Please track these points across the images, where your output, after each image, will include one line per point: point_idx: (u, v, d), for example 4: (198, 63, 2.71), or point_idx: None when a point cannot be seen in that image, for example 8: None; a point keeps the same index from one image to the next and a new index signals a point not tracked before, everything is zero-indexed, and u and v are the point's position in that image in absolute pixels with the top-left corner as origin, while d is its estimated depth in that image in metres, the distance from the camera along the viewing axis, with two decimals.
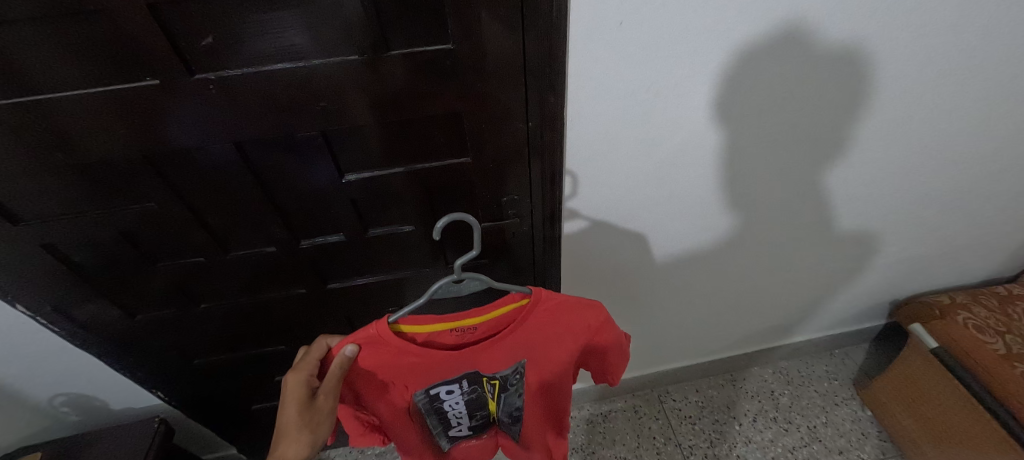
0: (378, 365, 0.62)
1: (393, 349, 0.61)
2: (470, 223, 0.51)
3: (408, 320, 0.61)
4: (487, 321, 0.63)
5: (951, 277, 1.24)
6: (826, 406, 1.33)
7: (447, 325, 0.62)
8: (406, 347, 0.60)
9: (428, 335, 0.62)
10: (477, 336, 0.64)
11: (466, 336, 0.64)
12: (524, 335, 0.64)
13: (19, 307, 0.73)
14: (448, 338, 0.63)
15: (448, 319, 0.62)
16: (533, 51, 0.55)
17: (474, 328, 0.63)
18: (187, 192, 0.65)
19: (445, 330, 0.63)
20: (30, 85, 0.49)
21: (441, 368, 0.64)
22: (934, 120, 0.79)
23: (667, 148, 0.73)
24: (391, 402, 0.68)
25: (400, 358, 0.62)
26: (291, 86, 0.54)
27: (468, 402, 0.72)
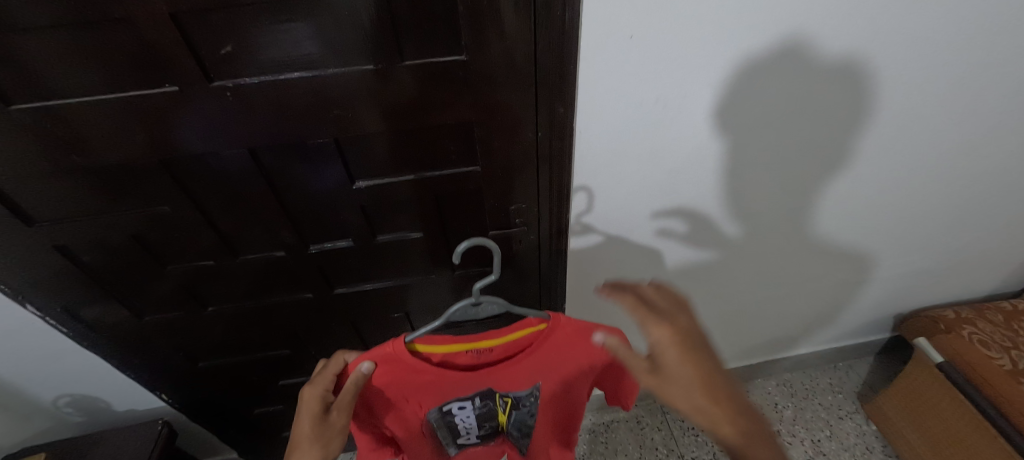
0: (392, 381, 0.63)
1: (409, 367, 0.61)
2: (489, 248, 0.51)
3: (424, 340, 0.62)
4: (502, 344, 0.64)
5: (956, 291, 1.23)
6: (830, 420, 1.32)
7: (463, 345, 0.63)
8: (422, 366, 0.61)
9: (443, 355, 0.63)
10: (492, 358, 0.64)
11: (480, 357, 0.64)
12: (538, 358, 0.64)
13: (29, 307, 0.74)
14: (463, 358, 0.64)
15: (464, 340, 0.63)
16: (544, 63, 0.56)
17: (488, 350, 0.64)
18: (199, 196, 0.65)
19: (461, 352, 0.63)
20: (52, 89, 0.50)
21: (455, 386, 0.65)
22: (938, 134, 0.80)
23: (674, 159, 0.74)
24: (403, 418, 0.68)
25: (414, 376, 0.62)
26: (306, 94, 0.55)
27: (479, 416, 0.71)
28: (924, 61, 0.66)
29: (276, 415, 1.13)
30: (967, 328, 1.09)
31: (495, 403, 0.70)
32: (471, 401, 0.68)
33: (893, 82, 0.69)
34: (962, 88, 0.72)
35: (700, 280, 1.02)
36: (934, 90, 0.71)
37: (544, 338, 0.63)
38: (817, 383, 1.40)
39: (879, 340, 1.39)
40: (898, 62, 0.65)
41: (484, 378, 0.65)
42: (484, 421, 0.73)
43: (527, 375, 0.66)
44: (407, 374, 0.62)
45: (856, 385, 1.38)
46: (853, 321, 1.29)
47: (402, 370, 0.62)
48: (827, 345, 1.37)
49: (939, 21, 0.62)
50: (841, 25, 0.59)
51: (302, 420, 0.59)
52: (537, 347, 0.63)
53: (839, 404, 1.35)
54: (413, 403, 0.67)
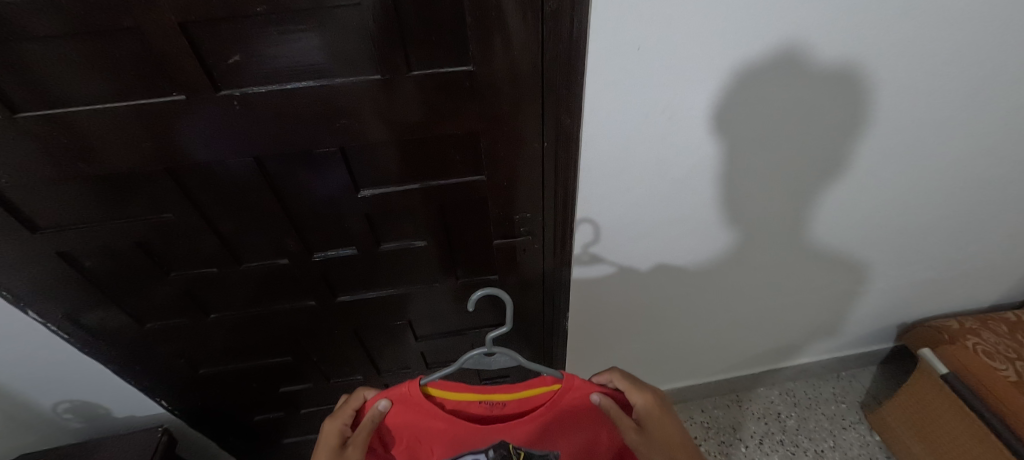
0: (406, 423, 0.63)
1: (422, 410, 0.62)
2: (504, 300, 0.56)
3: (439, 386, 0.63)
4: (516, 399, 0.64)
5: (960, 301, 1.23)
6: (833, 430, 1.32)
7: (477, 396, 0.64)
8: (434, 410, 0.62)
9: (456, 403, 0.64)
10: (506, 411, 0.65)
11: (493, 410, 0.65)
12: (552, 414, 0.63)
13: (30, 313, 0.73)
14: (475, 408, 0.64)
15: (478, 391, 0.63)
16: (552, 75, 0.56)
17: (502, 404, 0.64)
18: (204, 203, 0.65)
19: (475, 402, 0.64)
20: (59, 98, 0.50)
21: (468, 437, 0.64)
22: (941, 145, 0.80)
23: (680, 169, 0.74)
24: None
25: (427, 419, 0.63)
26: (313, 103, 0.55)
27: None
28: (927, 72, 0.67)
29: (276, 422, 1.12)
30: (972, 339, 1.08)
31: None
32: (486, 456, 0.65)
33: (897, 93, 0.69)
34: (965, 100, 0.73)
35: (703, 289, 1.02)
36: (937, 102, 0.72)
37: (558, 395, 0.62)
38: (821, 392, 1.39)
39: (883, 349, 1.38)
40: (902, 74, 0.66)
41: (498, 433, 0.64)
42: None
43: (541, 430, 0.65)
44: (421, 418, 0.63)
45: (859, 395, 1.37)
46: (856, 331, 1.29)
47: (415, 413, 0.62)
48: (830, 354, 1.36)
49: (943, 33, 0.62)
50: (848, 36, 0.59)
51: (319, 456, 0.58)
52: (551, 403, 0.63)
53: (843, 413, 1.34)
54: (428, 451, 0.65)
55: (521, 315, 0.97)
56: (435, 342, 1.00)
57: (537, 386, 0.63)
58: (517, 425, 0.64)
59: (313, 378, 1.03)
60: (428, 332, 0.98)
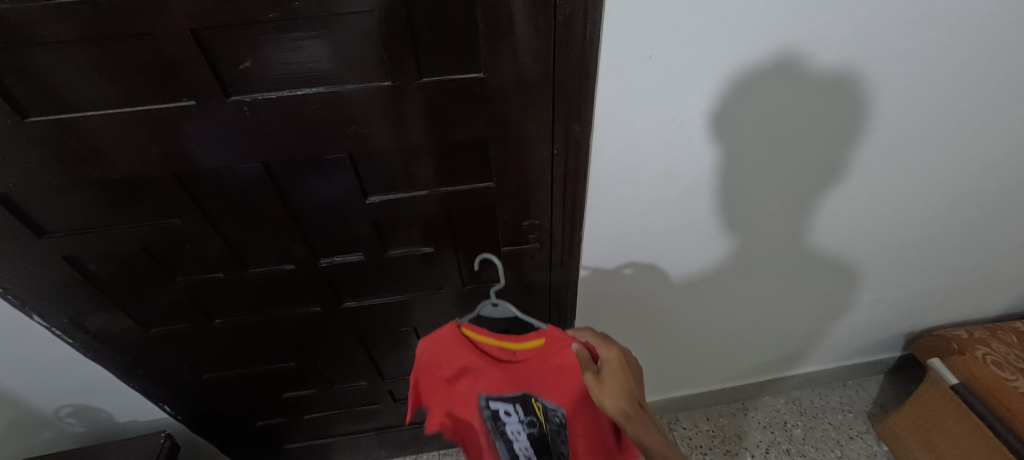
0: (437, 358, 0.68)
1: (450, 346, 0.66)
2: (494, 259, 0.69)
3: (466, 327, 0.67)
4: (530, 348, 0.65)
5: (969, 310, 1.22)
6: (840, 440, 1.30)
7: (497, 342, 0.66)
8: (459, 346, 0.66)
9: (481, 345, 0.67)
10: (514, 361, 0.67)
11: (510, 357, 0.67)
12: (553, 365, 0.65)
13: (35, 318, 0.73)
14: (497, 352, 0.67)
15: (499, 337, 0.66)
16: (563, 82, 0.56)
17: (512, 353, 0.67)
18: (211, 208, 0.65)
19: (490, 347, 0.67)
20: (72, 103, 0.50)
21: (481, 382, 0.68)
22: (952, 153, 0.80)
23: (690, 177, 0.74)
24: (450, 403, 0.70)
25: (448, 359, 0.67)
26: (323, 109, 0.55)
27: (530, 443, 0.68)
28: (937, 81, 0.67)
29: (277, 428, 1.11)
30: (981, 348, 1.08)
31: (540, 425, 0.67)
32: (518, 413, 0.68)
33: (909, 101, 0.69)
34: (976, 108, 0.72)
35: (710, 296, 1.01)
36: (947, 111, 0.72)
37: (557, 348, 0.63)
38: (827, 401, 1.38)
39: (890, 358, 1.37)
40: (912, 82, 0.66)
41: (508, 378, 0.67)
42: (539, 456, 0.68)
43: (547, 380, 0.66)
44: (443, 358, 0.67)
45: (866, 404, 1.36)
46: (864, 339, 1.28)
47: (435, 353, 0.67)
48: (837, 362, 1.35)
49: (955, 43, 0.62)
50: (861, 45, 0.59)
51: None
52: (552, 353, 0.64)
53: (849, 423, 1.33)
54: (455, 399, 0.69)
55: (527, 322, 0.96)
56: None
57: (539, 339, 0.65)
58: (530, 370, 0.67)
59: (316, 385, 1.02)
60: None
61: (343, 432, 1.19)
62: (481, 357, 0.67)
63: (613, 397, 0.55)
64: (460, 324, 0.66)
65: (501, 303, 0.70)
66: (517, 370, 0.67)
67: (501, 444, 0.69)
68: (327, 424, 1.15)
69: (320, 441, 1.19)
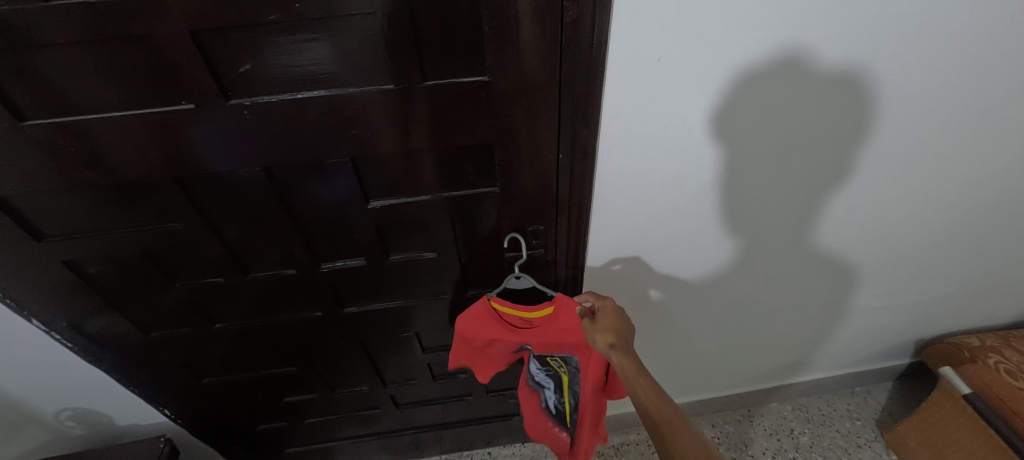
0: (472, 328, 0.78)
1: (480, 318, 0.76)
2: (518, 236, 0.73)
3: (493, 302, 0.75)
4: (544, 316, 0.74)
5: (981, 318, 1.20)
6: (849, 448, 1.28)
7: (517, 312, 0.75)
8: (488, 318, 0.76)
9: (506, 315, 0.76)
10: (533, 327, 0.77)
11: (529, 322, 0.76)
12: (564, 329, 0.74)
13: (34, 322, 0.72)
14: (518, 320, 0.77)
15: (519, 309, 0.75)
16: (570, 84, 0.54)
17: (529, 319, 0.76)
18: (210, 212, 0.64)
19: (512, 316, 0.77)
20: (70, 106, 0.50)
21: (510, 342, 0.81)
22: (967, 157, 0.78)
23: (698, 181, 0.72)
24: (488, 356, 0.84)
25: (480, 330, 0.78)
26: (325, 113, 0.54)
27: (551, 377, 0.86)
28: (952, 83, 0.65)
29: (279, 432, 1.10)
30: (994, 356, 1.04)
31: (554, 368, 0.84)
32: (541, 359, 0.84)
33: (923, 104, 0.67)
34: (993, 112, 0.71)
35: (717, 301, 1.00)
36: (962, 114, 0.70)
37: (566, 315, 0.72)
38: (834, 408, 1.36)
39: (899, 365, 1.35)
40: (926, 84, 0.64)
41: (530, 338, 0.79)
42: (556, 386, 0.86)
43: (561, 338, 0.77)
44: (476, 331, 0.79)
45: (874, 412, 1.34)
46: (873, 346, 1.26)
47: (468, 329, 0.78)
48: (845, 369, 1.33)
49: (972, 45, 0.60)
50: (875, 45, 0.58)
51: None
52: (560, 319, 0.73)
53: (857, 431, 1.31)
54: (490, 355, 0.84)
55: None
56: (443, 353, 0.98)
57: (550, 306, 0.73)
58: (545, 332, 0.77)
59: (317, 389, 1.01)
60: (435, 343, 0.96)
61: (345, 436, 1.18)
62: (505, 327, 0.77)
63: (601, 333, 0.65)
64: (489, 300, 0.75)
65: (525, 275, 0.73)
66: (535, 333, 0.78)
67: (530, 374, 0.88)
68: (329, 429, 1.14)
69: (321, 445, 1.18)
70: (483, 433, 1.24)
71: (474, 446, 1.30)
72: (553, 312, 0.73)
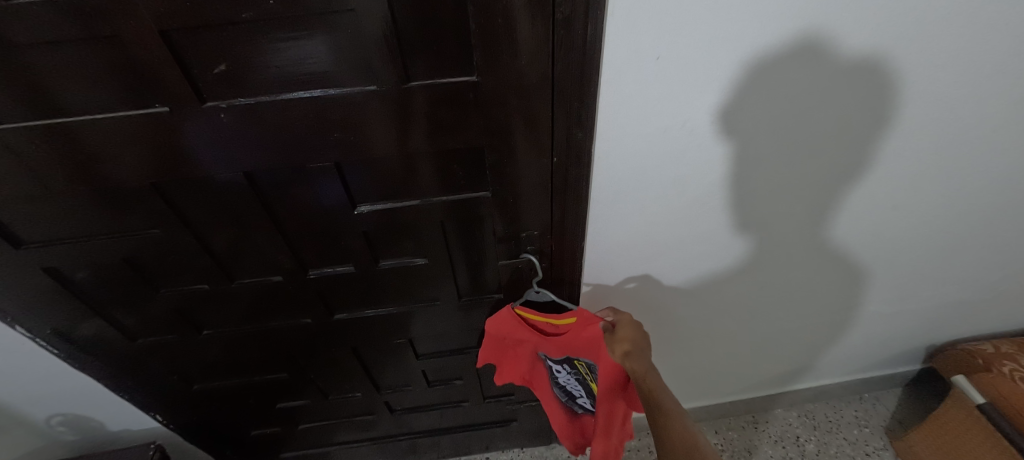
0: (498, 334, 0.78)
1: (508, 324, 0.76)
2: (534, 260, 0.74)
3: (516, 311, 0.75)
4: (568, 327, 0.72)
5: (995, 323, 1.16)
6: (857, 456, 1.24)
7: (542, 320, 0.74)
8: (515, 324, 0.76)
9: (534, 322, 0.75)
10: (554, 335, 0.75)
11: (554, 332, 0.74)
12: (586, 340, 0.71)
13: (19, 329, 0.71)
14: (544, 328, 0.75)
15: (544, 317, 0.73)
16: (564, 84, 0.52)
17: (553, 328, 0.74)
18: (193, 218, 0.62)
19: (537, 324, 0.75)
20: (39, 109, 0.47)
21: (531, 349, 0.80)
22: (982, 159, 0.75)
23: (699, 184, 0.69)
24: (514, 359, 0.83)
25: (502, 337, 0.78)
26: (306, 115, 0.52)
27: (579, 382, 0.81)
28: (969, 80, 0.62)
29: (273, 437, 1.08)
30: (1008, 363, 1.00)
31: (580, 374, 0.79)
32: (566, 367, 0.80)
33: (936, 104, 0.64)
34: (1011, 111, 0.67)
35: (720, 305, 0.96)
36: (980, 113, 0.67)
37: (586, 325, 0.69)
38: (842, 414, 1.32)
39: (909, 371, 1.31)
40: (941, 81, 0.61)
41: (555, 348, 0.76)
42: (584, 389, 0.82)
43: (588, 350, 0.73)
44: (500, 336, 0.79)
45: (883, 419, 1.30)
46: (882, 352, 1.22)
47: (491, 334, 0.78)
48: (852, 374, 1.29)
49: (991, 40, 0.57)
50: (885, 40, 0.54)
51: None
52: (581, 330, 0.71)
53: (866, 438, 1.27)
54: (514, 363, 0.83)
55: None
56: (438, 360, 0.96)
57: (572, 317, 0.70)
58: (569, 343, 0.74)
59: (310, 396, 0.99)
60: (430, 350, 0.93)
61: (341, 441, 1.16)
62: (530, 335, 0.76)
63: (619, 343, 0.64)
64: (513, 309, 0.75)
65: (544, 289, 0.73)
66: (556, 344, 0.75)
67: (555, 380, 0.85)
68: (324, 434, 1.12)
69: (316, 451, 1.16)
70: (481, 438, 1.22)
71: (471, 451, 1.28)
72: (573, 322, 0.71)
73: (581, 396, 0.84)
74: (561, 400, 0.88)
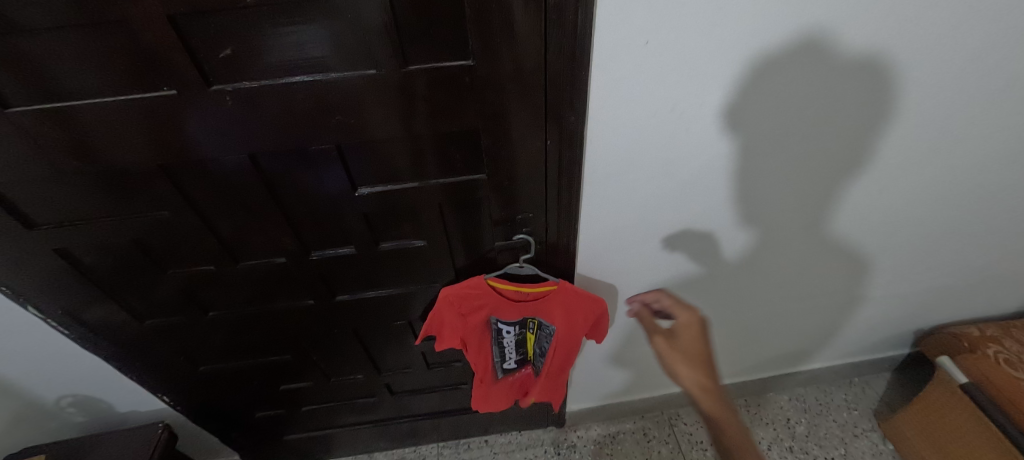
0: (463, 297, 0.80)
1: (478, 289, 0.79)
2: (528, 241, 0.77)
3: (488, 281, 0.78)
4: (539, 292, 0.79)
5: (981, 308, 1.18)
6: (845, 437, 1.27)
7: (514, 287, 0.79)
8: (484, 289, 0.79)
9: (502, 289, 0.79)
10: (520, 300, 0.81)
11: (520, 297, 0.80)
12: (552, 305, 0.81)
13: (31, 309, 0.73)
14: (512, 294, 0.80)
15: (517, 285, 0.78)
16: (555, 70, 0.54)
17: (522, 293, 0.80)
18: (199, 201, 0.64)
19: (506, 291, 0.80)
20: (49, 92, 0.49)
21: (491, 313, 0.83)
22: (965, 146, 0.77)
23: (690, 168, 0.71)
24: (471, 326, 0.83)
25: (470, 301, 0.80)
26: (308, 98, 0.54)
27: (518, 341, 0.90)
28: (951, 67, 0.63)
29: (276, 419, 1.11)
30: (993, 347, 1.04)
31: (525, 331, 0.88)
32: (515, 329, 0.86)
33: (918, 90, 0.66)
34: (994, 97, 0.69)
35: (712, 290, 0.99)
36: (963, 98, 0.68)
37: (560, 291, 0.78)
38: (832, 398, 1.35)
39: (898, 355, 1.34)
40: (923, 68, 0.63)
41: (517, 310, 0.82)
42: (519, 346, 0.91)
43: (545, 310, 0.82)
44: (462, 298, 0.80)
45: (872, 402, 1.33)
46: (871, 336, 1.25)
47: (454, 295, 0.79)
48: (843, 358, 1.32)
49: (970, 26, 0.59)
50: (866, 28, 0.56)
51: None
52: (552, 295, 0.80)
53: (855, 421, 1.30)
54: (467, 331, 0.84)
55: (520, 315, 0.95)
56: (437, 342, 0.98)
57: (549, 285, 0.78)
58: (535, 306, 0.81)
59: (313, 378, 1.02)
60: None
61: (343, 424, 1.19)
62: (499, 300, 0.81)
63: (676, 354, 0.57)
64: (486, 278, 0.79)
65: (527, 265, 0.79)
66: (522, 308, 0.82)
67: (496, 344, 0.89)
68: (326, 416, 1.15)
69: (320, 433, 1.19)
70: (479, 421, 1.25)
71: (470, 434, 1.31)
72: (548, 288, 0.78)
73: (512, 354, 0.93)
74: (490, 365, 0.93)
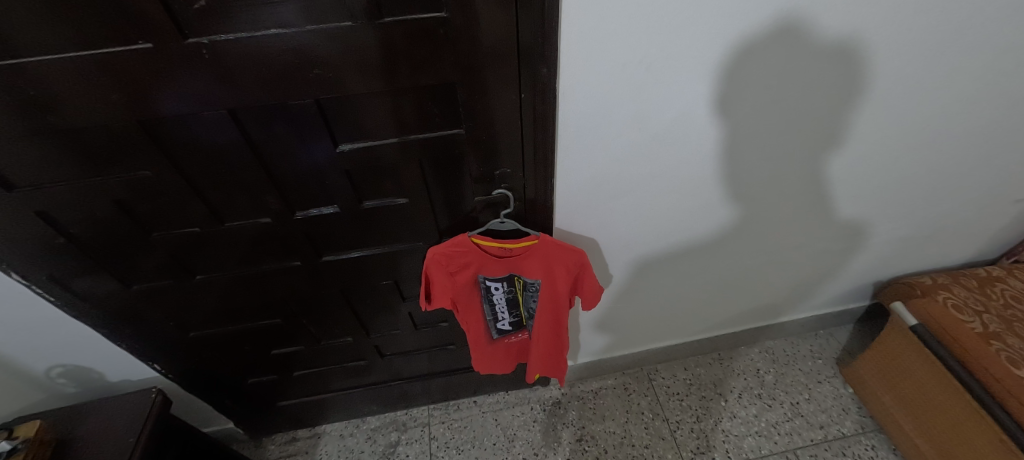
0: (449, 256, 0.83)
1: (464, 248, 0.82)
2: (507, 196, 0.79)
3: (472, 239, 0.82)
4: (521, 247, 0.82)
5: (934, 259, 1.27)
6: (809, 383, 1.36)
7: (497, 243, 0.82)
8: (468, 247, 0.82)
9: (486, 246, 0.83)
10: (505, 256, 0.84)
11: (506, 254, 0.84)
12: (535, 260, 0.84)
13: (15, 276, 0.73)
14: (495, 250, 0.83)
15: (500, 241, 0.82)
16: (525, 21, 0.56)
17: (506, 250, 0.83)
18: (182, 159, 0.65)
19: (491, 248, 0.83)
20: (20, 46, 0.49)
21: (478, 271, 0.86)
22: (919, 101, 0.81)
23: (660, 121, 0.74)
24: (461, 284, 0.87)
25: (456, 259, 0.83)
26: (284, 51, 0.55)
27: (508, 300, 0.93)
28: (902, 22, 0.67)
29: (270, 385, 1.14)
30: (943, 293, 1.12)
31: (513, 289, 0.92)
32: (503, 285, 0.90)
33: (874, 44, 0.69)
34: (942, 52, 0.73)
35: (685, 246, 1.03)
36: (916, 53, 0.72)
37: (540, 245, 0.81)
38: (799, 349, 1.44)
39: (859, 307, 1.43)
40: (877, 22, 0.66)
41: (503, 267, 0.86)
42: (510, 306, 0.95)
43: (530, 267, 0.85)
44: (448, 256, 0.83)
45: (835, 352, 1.43)
46: (834, 289, 1.33)
47: (440, 254, 0.81)
48: (809, 311, 1.41)
49: None
50: None
51: None
52: (535, 251, 0.83)
53: (819, 369, 1.39)
54: (456, 289, 0.87)
55: None
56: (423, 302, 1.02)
57: (529, 240, 0.81)
58: (519, 263, 0.85)
59: (303, 341, 1.05)
60: (415, 293, 0.99)
61: (335, 388, 1.23)
62: (485, 257, 0.84)
63: None
64: (470, 236, 0.81)
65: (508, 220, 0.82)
66: (508, 264, 0.85)
67: (485, 301, 0.93)
68: (318, 381, 1.18)
69: (313, 398, 1.23)
70: (468, 382, 1.31)
71: (459, 396, 1.36)
72: (529, 244, 0.82)
73: (505, 314, 0.96)
74: (484, 325, 0.98)
